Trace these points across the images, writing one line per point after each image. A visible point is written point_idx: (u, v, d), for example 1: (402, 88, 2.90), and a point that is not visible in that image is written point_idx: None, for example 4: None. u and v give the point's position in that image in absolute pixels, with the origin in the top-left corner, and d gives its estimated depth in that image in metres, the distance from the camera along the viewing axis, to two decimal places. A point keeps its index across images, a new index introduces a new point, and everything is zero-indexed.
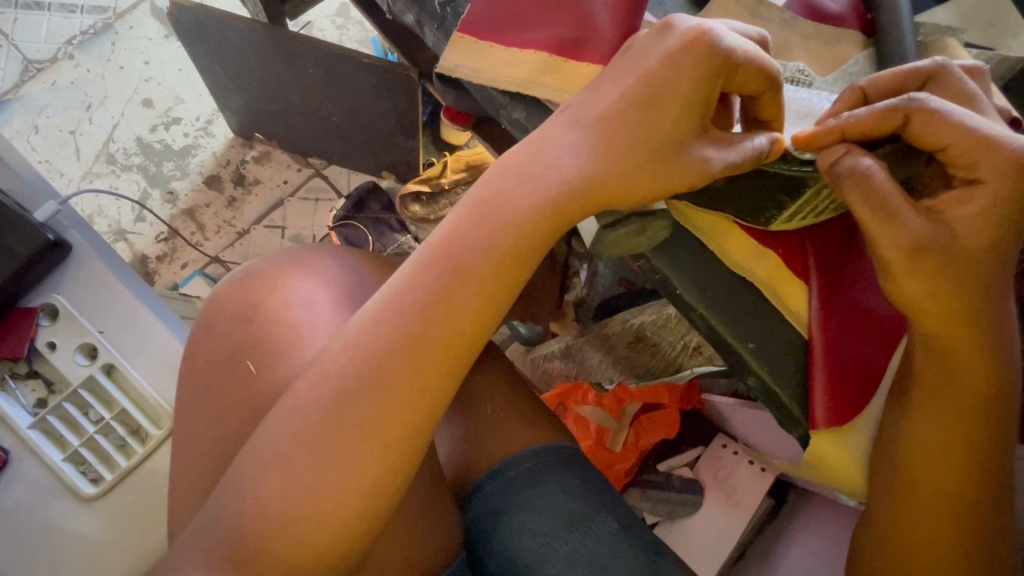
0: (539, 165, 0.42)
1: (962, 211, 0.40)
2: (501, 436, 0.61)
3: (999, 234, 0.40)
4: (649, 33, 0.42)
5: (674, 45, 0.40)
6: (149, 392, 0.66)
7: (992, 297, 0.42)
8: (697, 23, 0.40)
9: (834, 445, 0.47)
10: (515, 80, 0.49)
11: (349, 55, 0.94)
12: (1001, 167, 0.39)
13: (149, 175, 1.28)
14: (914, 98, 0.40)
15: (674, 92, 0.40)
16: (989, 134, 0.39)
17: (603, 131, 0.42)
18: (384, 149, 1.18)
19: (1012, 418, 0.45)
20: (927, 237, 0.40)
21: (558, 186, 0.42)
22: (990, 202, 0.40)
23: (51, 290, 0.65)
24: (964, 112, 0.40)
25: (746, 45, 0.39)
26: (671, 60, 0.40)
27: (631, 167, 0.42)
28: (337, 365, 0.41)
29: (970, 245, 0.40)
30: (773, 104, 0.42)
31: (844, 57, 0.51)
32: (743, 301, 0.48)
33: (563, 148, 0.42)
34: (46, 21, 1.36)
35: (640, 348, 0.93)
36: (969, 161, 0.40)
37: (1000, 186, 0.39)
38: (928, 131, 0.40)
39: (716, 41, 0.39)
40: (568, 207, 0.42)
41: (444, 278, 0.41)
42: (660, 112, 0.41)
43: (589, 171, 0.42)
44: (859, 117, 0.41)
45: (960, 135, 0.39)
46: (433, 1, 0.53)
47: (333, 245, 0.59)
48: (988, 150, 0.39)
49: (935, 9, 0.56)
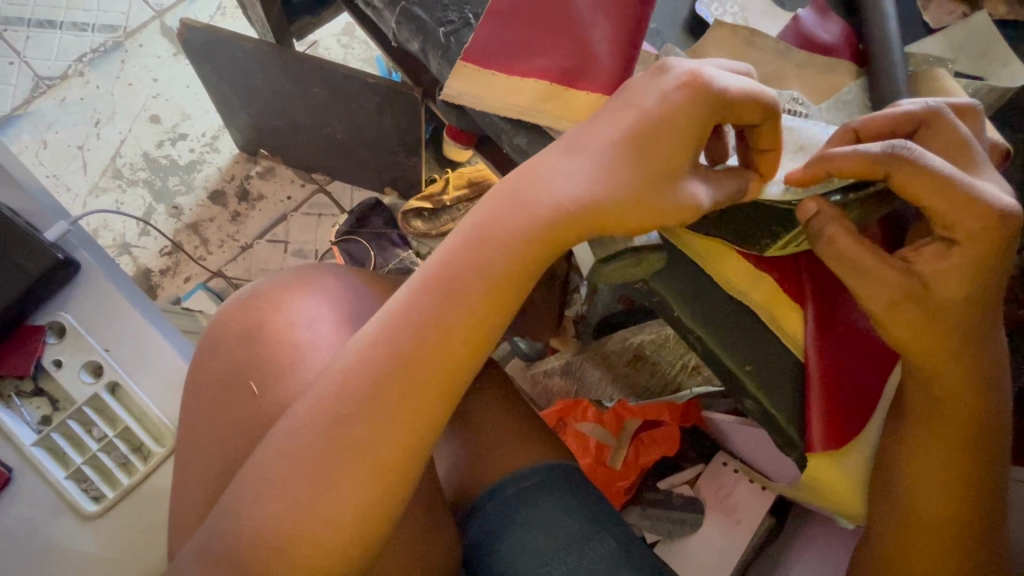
0: (535, 190, 0.43)
1: (935, 268, 0.41)
2: (499, 453, 0.62)
3: (977, 293, 0.41)
4: (646, 73, 0.44)
5: (671, 85, 0.42)
6: (153, 409, 0.66)
7: (981, 341, 0.43)
8: (693, 66, 0.42)
9: (831, 469, 0.47)
10: (517, 107, 0.51)
11: (355, 75, 0.96)
12: (976, 229, 0.40)
13: (155, 190, 1.30)
14: (895, 148, 0.40)
15: (669, 127, 0.41)
16: (967, 194, 0.40)
17: (599, 161, 0.43)
18: (386, 166, 1.19)
19: (1002, 447, 0.46)
20: (906, 286, 0.41)
21: (553, 211, 0.43)
22: (966, 259, 0.40)
23: (59, 308, 0.66)
24: (947, 170, 0.40)
25: (741, 83, 0.41)
26: (669, 98, 0.42)
27: (625, 196, 0.42)
28: (335, 387, 0.41)
29: (947, 298, 0.41)
30: (772, 134, 0.42)
31: (837, 85, 0.52)
32: (739, 322, 0.48)
33: (558, 174, 0.44)
34: (59, 39, 1.39)
35: (640, 366, 0.93)
36: (947, 220, 0.40)
37: (977, 246, 0.40)
38: (908, 185, 0.40)
39: (711, 83, 0.41)
40: (561, 233, 0.43)
41: (440, 299, 0.42)
42: (656, 145, 0.42)
43: (584, 198, 0.43)
44: (845, 155, 0.41)
45: (940, 196, 0.40)
46: (438, 30, 0.54)
47: (336, 264, 0.60)
48: (968, 209, 0.40)
49: (925, 38, 0.58)
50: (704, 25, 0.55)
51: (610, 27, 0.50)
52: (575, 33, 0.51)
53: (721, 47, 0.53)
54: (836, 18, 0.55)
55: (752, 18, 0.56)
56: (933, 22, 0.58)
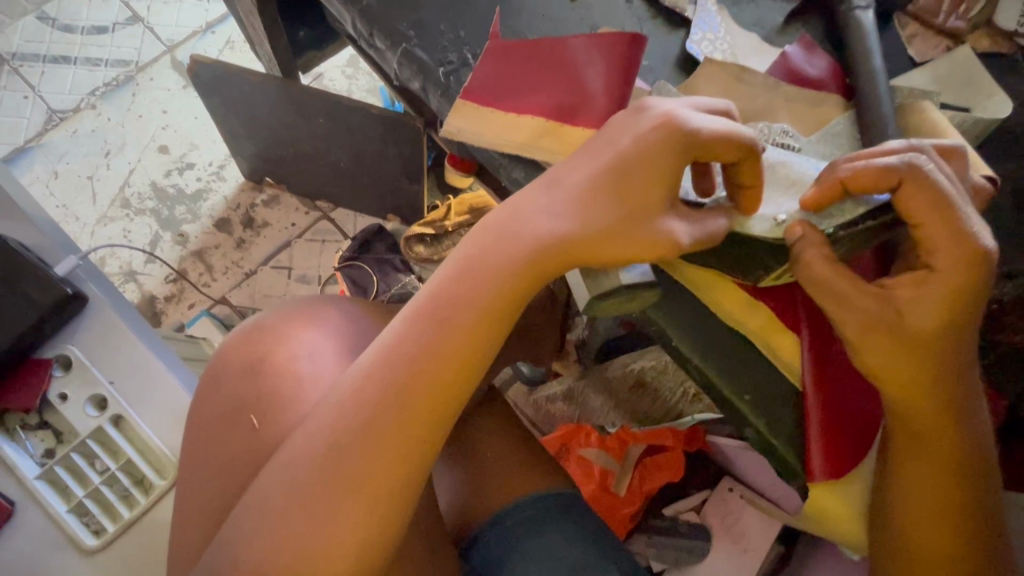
0: (519, 226, 0.45)
1: (912, 295, 0.41)
2: (499, 481, 0.62)
3: (956, 318, 0.41)
4: (626, 111, 0.45)
5: (646, 126, 0.43)
6: (155, 441, 0.66)
7: (961, 369, 0.43)
8: (668, 107, 0.43)
9: (831, 497, 0.47)
10: (515, 143, 0.52)
11: (359, 107, 0.99)
12: (957, 258, 0.40)
13: (162, 218, 1.33)
14: (913, 162, 0.40)
15: (646, 166, 0.43)
16: (957, 223, 0.40)
17: (579, 197, 0.44)
18: (389, 194, 1.22)
19: (991, 474, 0.46)
20: (884, 310, 0.41)
21: (535, 245, 0.44)
22: (943, 289, 0.40)
23: (66, 342, 0.67)
24: (950, 193, 0.40)
25: (714, 124, 0.42)
26: (645, 138, 0.43)
27: (606, 226, 0.43)
28: (332, 419, 0.42)
29: (922, 328, 0.41)
30: (753, 172, 0.43)
31: (826, 118, 0.54)
32: (735, 351, 0.49)
33: (541, 209, 0.45)
34: (72, 74, 1.43)
35: (640, 393, 0.93)
36: (932, 246, 0.41)
37: (955, 275, 0.40)
38: (912, 202, 0.40)
39: (684, 123, 0.42)
40: (543, 261, 0.44)
41: (430, 332, 0.43)
42: (631, 184, 0.43)
43: (565, 229, 0.44)
44: (859, 168, 0.40)
45: (940, 220, 0.40)
46: (439, 70, 0.56)
47: (339, 294, 0.61)
48: (951, 241, 0.40)
49: (911, 71, 0.59)
50: (696, 62, 0.57)
51: (604, 67, 0.52)
52: (571, 72, 0.53)
53: (712, 83, 0.54)
54: (822, 53, 0.57)
55: (741, 54, 0.58)
56: (917, 55, 0.60)
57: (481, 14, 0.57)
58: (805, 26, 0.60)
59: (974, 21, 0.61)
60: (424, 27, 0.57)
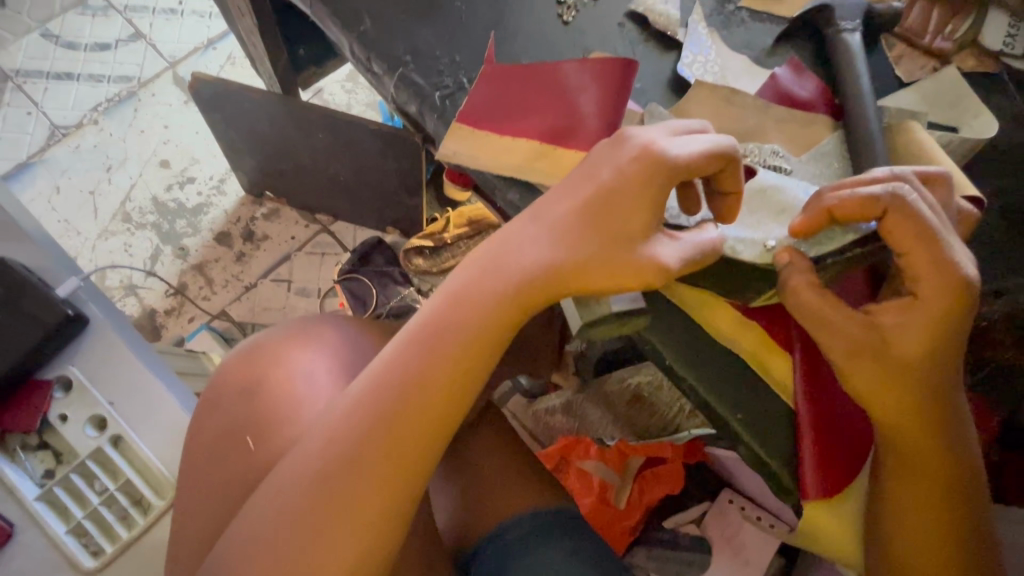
0: (508, 256, 0.46)
1: (898, 322, 0.42)
2: (497, 495, 0.63)
3: (940, 345, 0.41)
4: (606, 142, 0.46)
5: (626, 158, 0.44)
6: (154, 461, 0.67)
7: (947, 394, 0.43)
8: (647, 137, 0.44)
9: (829, 513, 0.46)
10: (509, 166, 0.53)
11: (358, 122, 1.00)
12: (942, 286, 0.40)
13: (163, 232, 1.34)
14: (898, 192, 0.40)
15: (627, 196, 0.43)
16: (940, 251, 0.40)
17: (564, 227, 0.45)
18: (389, 207, 1.23)
19: (981, 494, 0.47)
20: (868, 335, 0.42)
21: (522, 275, 0.45)
22: (928, 316, 0.41)
23: (66, 362, 0.68)
24: (934, 223, 0.41)
25: (694, 151, 0.42)
26: (624, 169, 0.44)
27: (590, 255, 0.44)
28: (323, 444, 0.44)
29: (906, 355, 0.41)
30: (733, 177, 0.45)
31: (816, 138, 0.55)
32: (729, 370, 0.49)
33: (527, 239, 0.46)
34: (75, 90, 1.45)
35: (639, 407, 0.95)
36: (916, 274, 0.41)
37: (938, 303, 0.41)
38: (898, 231, 0.41)
39: (663, 154, 0.42)
40: (529, 290, 0.45)
41: (420, 360, 0.45)
42: (614, 213, 0.44)
43: (551, 259, 0.45)
44: (845, 197, 0.41)
45: (923, 249, 0.41)
46: (435, 94, 0.57)
47: (337, 313, 0.62)
48: (935, 270, 0.41)
49: (898, 91, 0.60)
50: (687, 84, 0.58)
51: (597, 93, 0.53)
52: (564, 97, 0.54)
53: (703, 105, 0.55)
54: (811, 75, 0.58)
55: (731, 76, 0.59)
56: (905, 75, 0.61)
57: (476, 40, 0.59)
58: (794, 48, 0.61)
59: (960, 42, 0.62)
60: (420, 53, 0.59)
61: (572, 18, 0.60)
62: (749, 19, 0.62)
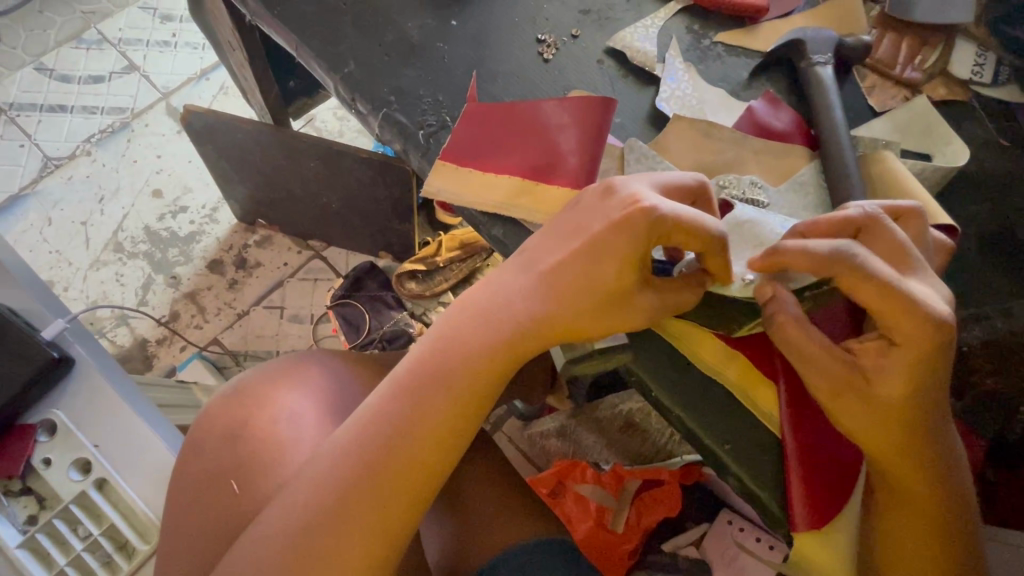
0: (494, 306, 0.47)
1: (879, 363, 0.42)
2: (490, 529, 0.62)
3: (920, 389, 0.41)
4: (596, 192, 0.46)
5: (615, 212, 0.44)
6: (139, 503, 0.66)
7: (933, 432, 0.43)
8: (635, 190, 0.44)
9: (822, 547, 0.46)
10: (492, 202, 0.54)
11: (348, 151, 1.02)
12: (919, 332, 0.40)
13: (154, 261, 1.34)
14: (843, 251, 0.41)
15: (614, 251, 0.43)
16: (909, 301, 0.40)
17: (550, 279, 0.46)
18: (380, 233, 1.23)
19: (971, 528, 0.46)
20: (846, 378, 0.42)
21: (511, 327, 0.46)
22: (907, 361, 0.41)
23: (52, 406, 0.67)
24: (890, 276, 0.40)
25: (679, 209, 0.42)
26: (614, 222, 0.43)
27: (578, 307, 0.45)
28: (305, 498, 0.44)
29: (889, 397, 0.41)
30: (721, 262, 0.44)
31: (793, 169, 0.56)
32: (715, 399, 0.50)
33: (513, 290, 0.47)
34: (68, 122, 1.47)
35: (631, 433, 0.97)
36: (890, 322, 0.41)
37: (917, 348, 0.40)
38: (855, 285, 0.41)
39: (651, 209, 0.42)
40: (517, 342, 0.46)
41: (408, 409, 0.45)
42: (603, 266, 0.44)
43: (538, 311, 0.46)
44: (794, 253, 0.42)
45: (885, 301, 0.40)
46: (418, 133, 0.58)
47: (325, 350, 0.62)
48: (905, 319, 0.40)
49: (872, 120, 0.62)
50: (665, 118, 0.59)
51: (577, 133, 0.55)
52: (545, 136, 0.55)
53: (681, 138, 0.57)
54: (786, 107, 0.59)
55: (709, 110, 0.60)
56: (877, 104, 0.62)
57: (458, 79, 0.60)
58: (769, 80, 0.63)
59: (930, 71, 0.63)
60: (404, 93, 0.60)
61: (552, 56, 0.62)
62: (725, 54, 0.64)
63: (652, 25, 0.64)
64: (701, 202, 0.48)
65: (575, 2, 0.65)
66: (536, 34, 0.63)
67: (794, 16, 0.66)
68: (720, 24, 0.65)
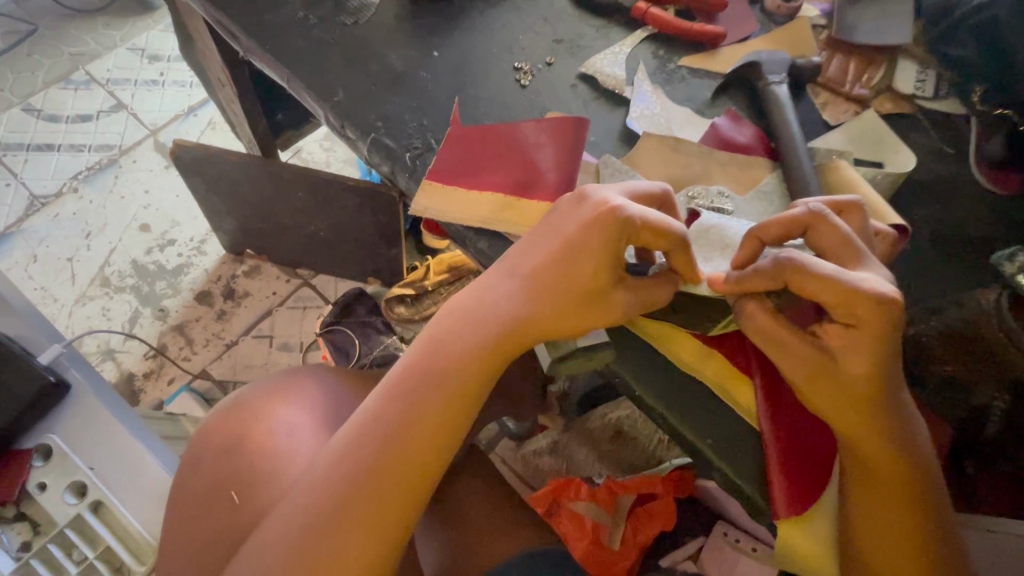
0: (480, 309, 0.49)
1: (840, 345, 0.45)
2: (489, 546, 0.62)
3: (885, 369, 0.44)
4: (569, 200, 0.50)
5: (587, 215, 0.47)
6: (135, 525, 0.65)
7: (896, 408, 0.45)
8: (605, 196, 0.48)
9: (806, 536, 0.48)
10: (478, 218, 0.57)
11: (336, 180, 1.04)
12: (873, 313, 0.43)
13: (142, 294, 1.34)
14: (782, 261, 0.45)
15: (588, 251, 0.47)
16: (857, 286, 0.43)
17: (531, 281, 0.48)
18: (369, 260, 1.26)
19: (943, 499, 0.48)
20: (812, 362, 0.45)
21: (497, 328, 0.48)
22: (864, 341, 0.44)
23: (47, 431, 0.67)
24: (832, 270, 0.44)
25: (646, 211, 0.46)
26: (587, 225, 0.47)
27: (558, 306, 0.47)
28: (304, 502, 0.45)
29: (851, 377, 0.44)
30: (685, 261, 0.48)
31: (757, 178, 0.60)
32: (695, 396, 0.52)
33: (497, 294, 0.49)
34: (56, 160, 1.48)
35: (620, 442, 1.00)
36: (846, 307, 0.43)
37: (872, 328, 0.43)
38: (805, 284, 0.44)
39: (619, 211, 0.46)
40: (503, 342, 0.48)
41: (401, 410, 0.47)
42: (579, 266, 0.47)
43: (522, 312, 0.48)
44: (750, 274, 0.47)
45: (834, 290, 0.43)
46: (405, 155, 0.61)
47: (320, 366, 0.64)
48: (857, 303, 0.43)
49: (828, 133, 0.66)
50: (636, 135, 0.63)
51: (553, 151, 0.59)
52: (524, 154, 0.59)
53: (652, 153, 0.61)
54: (748, 122, 0.64)
55: (676, 127, 0.64)
56: (831, 119, 0.67)
57: (442, 105, 0.64)
58: (730, 99, 0.67)
59: (878, 88, 0.69)
60: (390, 119, 0.63)
61: (529, 81, 0.66)
62: (689, 76, 0.69)
63: (621, 51, 0.69)
64: (668, 208, 0.51)
65: (548, 32, 0.70)
66: (513, 62, 0.68)
67: (750, 41, 0.71)
68: (684, 50, 0.70)
